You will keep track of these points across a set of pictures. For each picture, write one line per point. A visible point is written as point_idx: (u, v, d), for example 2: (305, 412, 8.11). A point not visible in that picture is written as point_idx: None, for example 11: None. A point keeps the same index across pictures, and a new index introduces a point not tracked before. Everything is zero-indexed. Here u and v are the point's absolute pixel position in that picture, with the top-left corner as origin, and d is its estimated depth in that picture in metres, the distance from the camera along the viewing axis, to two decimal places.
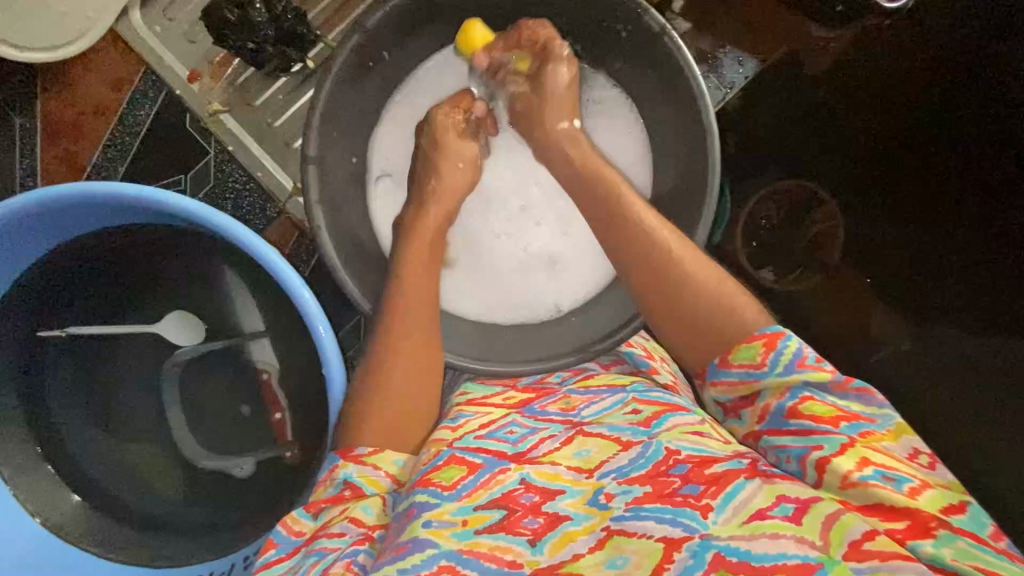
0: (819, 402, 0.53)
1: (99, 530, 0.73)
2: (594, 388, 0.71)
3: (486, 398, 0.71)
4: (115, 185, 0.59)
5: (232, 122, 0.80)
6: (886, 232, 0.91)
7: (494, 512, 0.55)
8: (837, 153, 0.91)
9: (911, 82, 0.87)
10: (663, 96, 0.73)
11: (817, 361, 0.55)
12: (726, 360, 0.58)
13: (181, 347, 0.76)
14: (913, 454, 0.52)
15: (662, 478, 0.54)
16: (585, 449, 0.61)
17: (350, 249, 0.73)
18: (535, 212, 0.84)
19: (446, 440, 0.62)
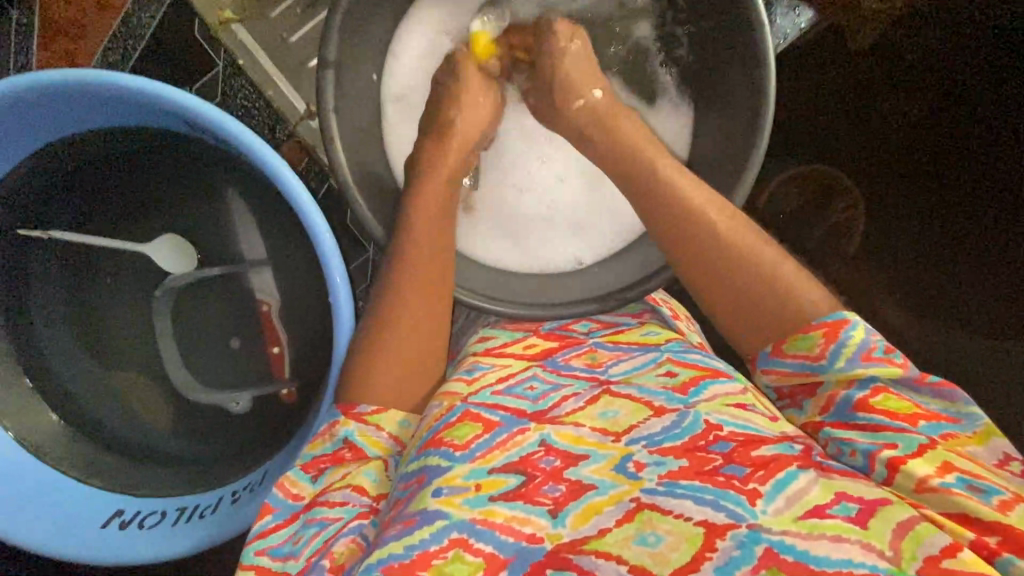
0: (893, 395, 0.45)
1: (90, 455, 0.70)
2: (625, 344, 0.65)
3: (504, 346, 0.64)
4: (123, 76, 0.54)
5: (244, 34, 0.74)
6: (916, 216, 0.92)
7: (511, 478, 0.48)
8: (875, 133, 0.91)
9: (945, 73, 0.89)
10: (728, 27, 0.63)
11: (887, 351, 0.46)
12: (778, 349, 0.49)
13: (171, 274, 0.73)
14: (1004, 461, 0.42)
15: (700, 453, 0.47)
16: (611, 410, 0.54)
17: (366, 176, 0.66)
18: (554, 163, 0.78)
19: (459, 394, 0.55)
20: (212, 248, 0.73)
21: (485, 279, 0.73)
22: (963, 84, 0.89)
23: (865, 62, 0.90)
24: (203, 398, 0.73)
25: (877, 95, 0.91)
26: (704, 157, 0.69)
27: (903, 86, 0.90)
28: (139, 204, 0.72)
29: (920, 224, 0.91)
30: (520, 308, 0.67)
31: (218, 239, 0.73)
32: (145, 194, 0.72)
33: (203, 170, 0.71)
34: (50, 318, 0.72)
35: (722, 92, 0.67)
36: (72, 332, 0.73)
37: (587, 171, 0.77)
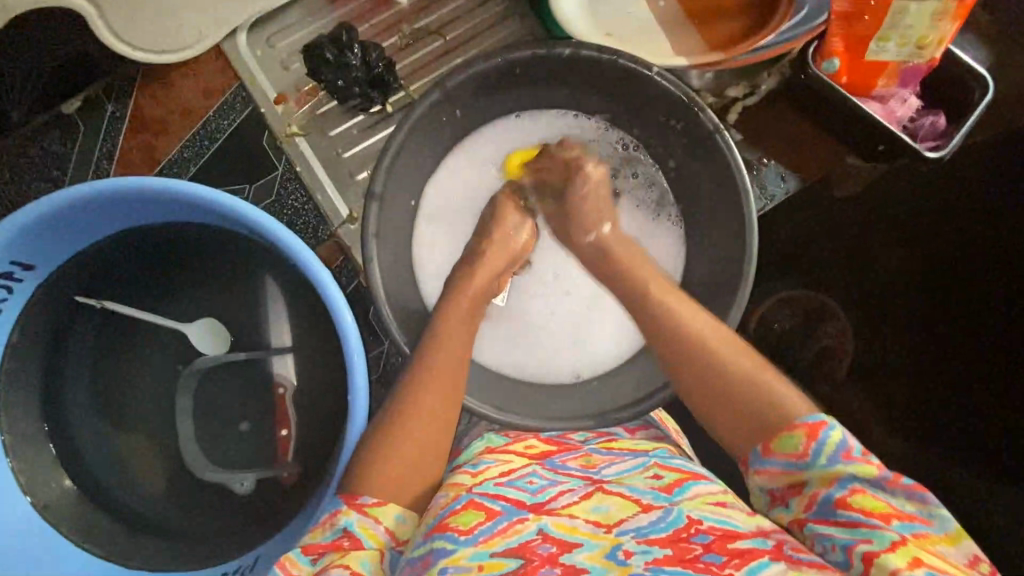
0: (870, 495, 0.50)
1: (94, 521, 0.73)
2: (618, 450, 0.69)
3: (507, 448, 0.69)
4: (204, 189, 0.65)
5: (305, 146, 0.86)
6: (901, 351, 1.00)
7: (511, 560, 0.51)
8: (863, 272, 1.00)
9: (929, 223, 0.99)
10: (722, 196, 0.73)
11: (863, 453, 0.52)
12: (767, 448, 0.55)
13: (202, 355, 0.79)
14: (972, 561, 0.48)
15: (682, 544, 0.51)
16: (604, 505, 0.58)
17: (394, 286, 0.73)
18: (565, 280, 0.86)
19: (465, 485, 0.60)
20: (243, 333, 0.80)
21: (492, 387, 0.78)
22: (949, 235, 0.99)
23: (852, 204, 0.99)
24: (211, 476, 0.77)
25: (868, 239, 1.00)
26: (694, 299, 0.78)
27: (891, 233, 0.99)
28: (182, 287, 0.80)
29: (905, 358, 1.00)
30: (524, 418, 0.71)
31: (252, 325, 0.80)
32: (190, 278, 0.79)
33: (249, 263, 0.79)
34: (84, 382, 0.78)
35: (714, 246, 0.77)
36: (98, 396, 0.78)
37: (592, 290, 0.86)
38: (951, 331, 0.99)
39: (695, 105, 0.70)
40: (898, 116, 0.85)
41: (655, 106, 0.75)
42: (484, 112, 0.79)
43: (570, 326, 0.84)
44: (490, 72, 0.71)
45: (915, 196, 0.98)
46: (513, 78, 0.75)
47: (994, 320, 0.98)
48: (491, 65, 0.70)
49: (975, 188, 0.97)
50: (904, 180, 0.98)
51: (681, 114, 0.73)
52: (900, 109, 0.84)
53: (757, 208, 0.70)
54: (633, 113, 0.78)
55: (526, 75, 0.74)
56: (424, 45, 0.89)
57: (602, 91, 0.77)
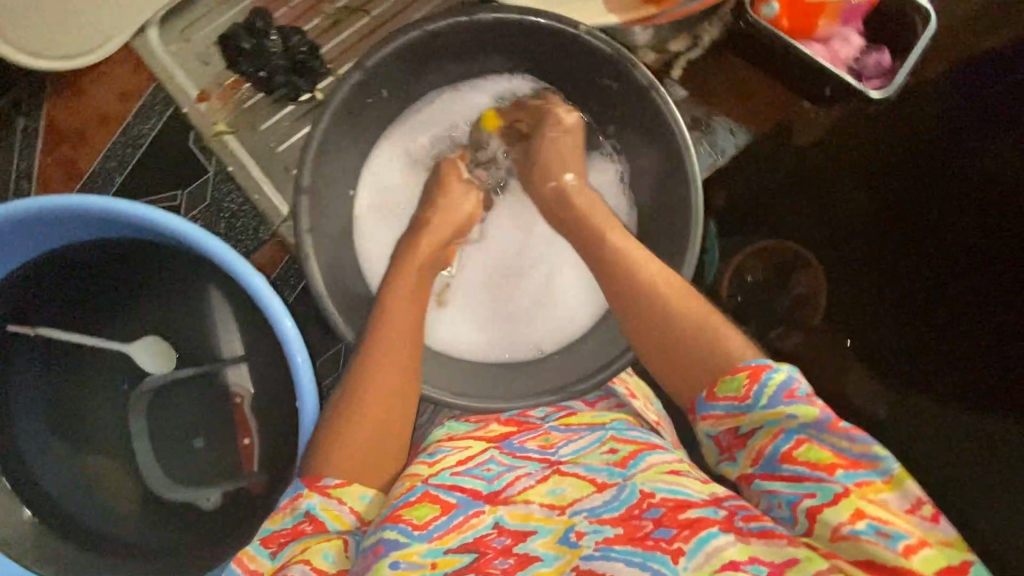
0: (815, 445, 0.50)
1: (55, 549, 0.72)
2: (576, 426, 0.68)
3: (467, 433, 0.68)
4: (115, 202, 0.62)
5: (234, 143, 0.82)
6: (865, 290, 1.00)
7: (465, 555, 0.52)
8: (826, 212, 1.00)
9: (891, 158, 0.98)
10: (664, 157, 0.71)
11: (808, 395, 0.51)
12: (711, 393, 0.55)
13: (149, 374, 0.77)
14: (915, 506, 0.47)
15: (634, 521, 0.52)
16: (560, 487, 0.58)
17: (338, 282, 0.71)
18: (525, 253, 0.82)
19: (421, 475, 0.59)
20: (190, 346, 0.77)
21: (454, 370, 0.76)
22: (912, 169, 0.97)
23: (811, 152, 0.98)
24: (173, 497, 0.76)
25: (829, 179, 0.99)
26: None
27: (852, 171, 0.99)
28: (118, 304, 0.77)
29: (870, 296, 1.00)
30: (484, 401, 0.70)
31: (198, 336, 0.77)
32: (128, 296, 0.76)
33: (186, 273, 0.76)
34: (29, 410, 0.75)
35: (661, 210, 0.74)
36: (48, 424, 0.76)
37: (553, 260, 0.82)
38: (915, 267, 0.99)
39: (628, 62, 0.68)
40: (843, 56, 0.82)
41: (587, 68, 0.72)
42: (413, 90, 0.75)
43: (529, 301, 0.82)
44: (411, 47, 0.68)
45: (884, 138, 0.97)
46: (439, 52, 0.71)
47: (962, 254, 0.97)
48: (409, 38, 0.66)
49: (936, 120, 0.96)
50: (870, 123, 0.97)
51: (613, 73, 0.70)
52: (843, 49, 0.82)
53: (697, 159, 0.69)
54: (567, 78, 0.75)
55: (450, 46, 0.71)
56: (348, 26, 0.84)
57: (532, 57, 0.74)
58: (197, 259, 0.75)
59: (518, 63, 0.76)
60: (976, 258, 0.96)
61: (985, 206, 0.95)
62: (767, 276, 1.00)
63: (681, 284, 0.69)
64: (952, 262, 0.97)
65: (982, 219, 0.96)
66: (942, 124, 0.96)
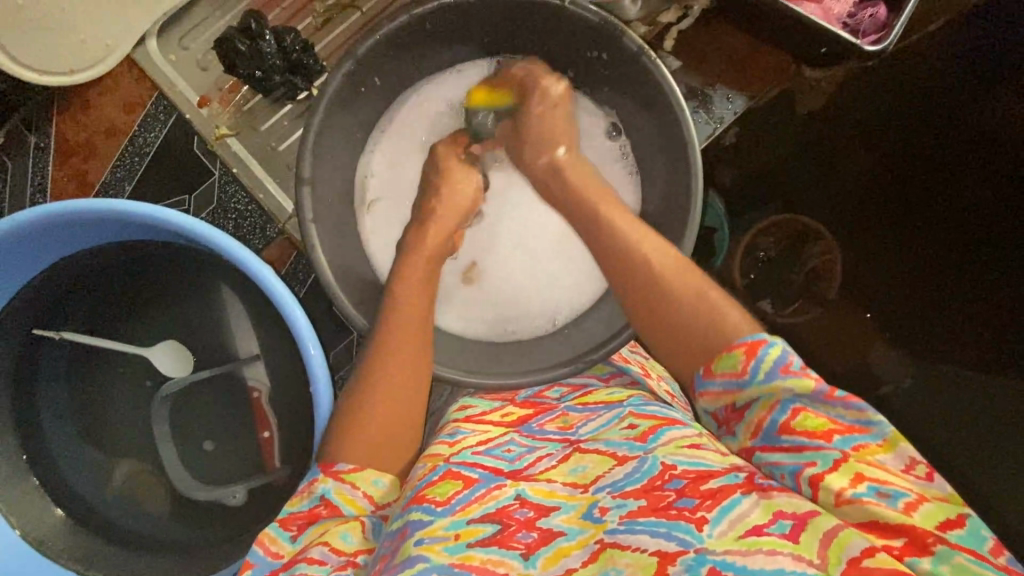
0: (811, 414, 0.50)
1: (88, 546, 0.75)
2: (593, 404, 0.69)
3: (483, 415, 0.69)
4: (122, 202, 0.64)
5: (237, 146, 0.84)
6: (883, 258, 0.99)
7: (487, 526, 0.52)
8: (834, 181, 0.99)
9: (893, 121, 0.96)
10: (660, 123, 0.71)
11: (803, 367, 0.51)
12: (709, 370, 0.55)
13: (169, 378, 0.79)
14: (909, 466, 0.48)
15: (656, 492, 0.52)
16: (581, 465, 0.59)
17: (346, 270, 0.71)
18: (527, 233, 0.82)
19: (442, 455, 0.60)
20: (207, 345, 0.79)
21: (462, 351, 0.76)
22: (917, 128, 0.96)
23: (808, 131, 0.97)
24: (204, 496, 0.77)
25: (832, 148, 0.98)
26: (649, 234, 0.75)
27: (855, 138, 0.97)
28: (137, 308, 0.79)
29: (888, 264, 0.99)
30: (497, 377, 0.70)
31: (213, 336, 0.79)
32: (145, 300, 0.79)
33: (200, 273, 0.78)
34: (57, 415, 0.78)
35: (662, 179, 0.74)
36: (76, 427, 0.78)
37: (556, 236, 0.82)
38: (933, 227, 0.97)
39: (617, 28, 0.67)
40: (836, 12, 0.81)
41: (576, 40, 0.72)
42: (405, 77, 0.76)
43: (540, 280, 0.81)
44: (400, 34, 0.69)
45: (876, 112, 0.96)
46: (429, 39, 0.73)
47: (980, 208, 0.95)
48: (397, 23, 0.67)
49: (938, 76, 0.93)
50: (861, 96, 0.95)
51: (602, 45, 0.70)
52: (836, 6, 0.81)
53: (694, 123, 0.68)
54: (558, 55, 0.75)
55: (439, 30, 0.72)
56: (340, 22, 0.85)
57: (522, 35, 0.74)
58: (206, 259, 0.77)
59: (508, 42, 0.76)
60: (984, 224, 0.95)
61: (994, 157, 0.94)
62: (779, 252, 1.00)
63: (685, 248, 0.68)
64: (968, 218, 0.96)
65: (995, 169, 0.94)
66: (943, 79, 0.93)
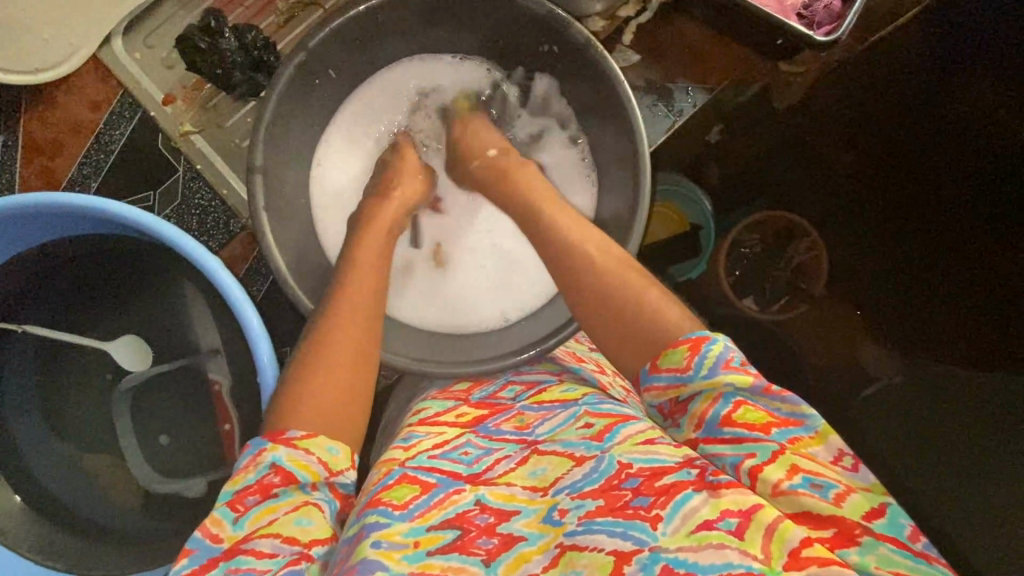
0: (751, 407, 0.52)
1: (49, 535, 0.75)
2: (548, 404, 0.68)
3: (438, 417, 0.69)
4: (74, 197, 0.66)
5: (202, 142, 0.85)
6: (862, 253, 1.00)
7: (447, 533, 0.53)
8: (814, 176, 1.00)
9: (875, 115, 0.97)
10: (611, 115, 0.71)
11: (743, 364, 0.53)
12: (654, 365, 0.55)
13: (130, 372, 0.80)
14: (838, 457, 0.49)
15: (614, 492, 0.52)
16: (540, 467, 0.59)
17: (300, 262, 0.72)
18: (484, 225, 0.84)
19: (398, 459, 0.61)
20: (169, 339, 0.80)
21: (417, 340, 0.77)
22: (898, 122, 0.96)
23: (792, 117, 0.99)
24: (160, 489, 0.78)
25: (812, 143, 0.99)
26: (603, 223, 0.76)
27: (836, 132, 0.99)
28: (99, 301, 0.80)
29: (869, 260, 1.00)
30: (447, 365, 0.71)
31: (174, 330, 0.80)
32: (105, 295, 0.80)
33: (160, 266, 0.79)
34: (22, 408, 0.79)
35: (615, 167, 0.74)
36: (39, 420, 0.79)
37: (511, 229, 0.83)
38: (914, 223, 0.98)
39: (564, 20, 0.68)
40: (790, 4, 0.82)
41: (527, 33, 0.73)
42: (361, 72, 0.77)
43: (490, 271, 0.83)
44: (352, 28, 0.70)
45: (855, 102, 0.97)
46: (382, 33, 0.73)
47: (962, 203, 0.96)
48: (347, 17, 0.68)
49: (920, 68, 0.93)
50: (838, 86, 0.96)
51: (552, 37, 0.71)
52: None
53: (641, 113, 0.69)
54: (511, 48, 0.76)
55: (391, 24, 0.72)
56: (303, 20, 0.87)
57: (475, 28, 0.75)
58: (166, 253, 0.78)
59: (462, 36, 0.77)
60: (975, 209, 0.96)
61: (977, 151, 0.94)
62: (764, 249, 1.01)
63: (633, 238, 0.68)
64: (950, 212, 0.97)
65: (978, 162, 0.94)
66: (926, 72, 0.93)
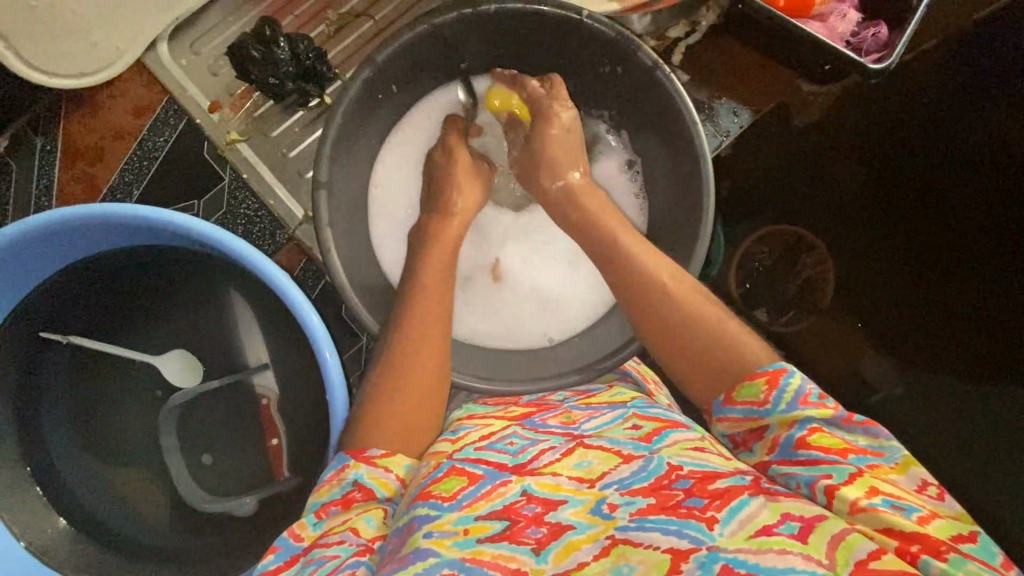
0: (826, 433, 0.51)
1: (92, 557, 0.73)
2: (596, 404, 0.68)
3: (486, 413, 0.68)
4: (134, 208, 0.64)
5: (247, 151, 0.84)
6: (879, 269, 1.01)
7: (496, 522, 0.50)
8: (835, 193, 1.01)
9: (891, 135, 0.98)
10: (673, 136, 0.72)
11: (820, 397, 0.53)
12: (729, 398, 0.55)
13: (178, 390, 0.77)
14: (922, 486, 0.48)
15: (664, 491, 0.50)
16: (586, 460, 0.56)
17: (359, 277, 0.71)
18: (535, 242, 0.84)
19: (446, 451, 0.58)
20: (215, 353, 0.78)
21: (473, 357, 0.76)
22: (914, 143, 0.98)
23: (814, 136, 0.99)
24: (211, 508, 0.75)
25: (830, 161, 1.00)
26: (658, 242, 0.77)
27: (851, 150, 0.99)
28: (144, 313, 0.78)
29: (887, 275, 1.01)
30: (508, 385, 0.71)
31: (222, 343, 0.78)
32: (151, 308, 0.78)
33: (209, 278, 0.77)
34: (60, 422, 0.77)
35: (672, 190, 0.75)
36: (78, 434, 0.77)
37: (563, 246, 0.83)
38: (931, 241, 0.99)
39: (632, 43, 0.69)
40: (840, 31, 0.83)
41: (591, 52, 0.73)
42: (419, 85, 0.77)
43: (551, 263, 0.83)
44: (418, 42, 0.69)
45: (881, 123, 0.98)
46: (445, 48, 0.73)
47: (979, 224, 0.97)
48: (417, 32, 0.68)
49: (934, 93, 0.96)
50: (856, 108, 0.98)
51: (616, 58, 0.72)
52: (840, 25, 0.83)
53: (706, 135, 0.69)
54: (572, 66, 0.77)
55: (455, 39, 0.72)
56: (352, 31, 0.86)
57: (537, 47, 0.75)
58: (217, 266, 0.77)
59: (522, 53, 0.77)
60: (980, 237, 0.98)
61: (994, 174, 0.96)
62: (774, 261, 1.01)
63: (696, 260, 0.69)
64: (967, 232, 0.98)
65: (995, 183, 0.96)
66: (941, 96, 0.96)
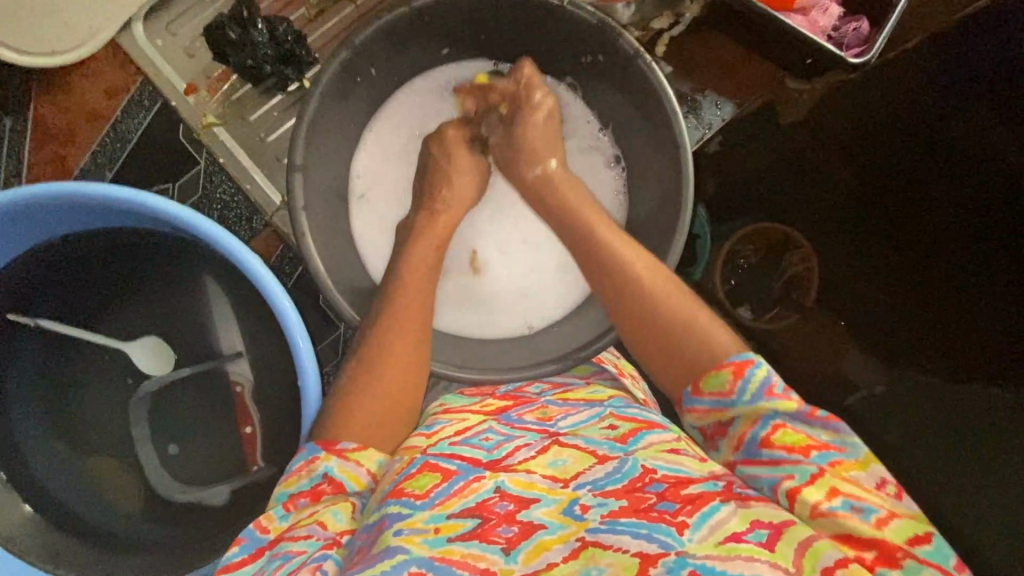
0: (790, 429, 0.50)
1: (59, 545, 0.72)
2: (573, 400, 0.68)
3: (463, 406, 0.67)
4: (108, 187, 0.63)
5: (225, 135, 0.82)
6: (860, 270, 1.01)
7: (467, 521, 0.49)
8: (816, 193, 1.01)
9: (870, 137, 0.99)
10: (653, 125, 0.71)
11: (785, 390, 0.51)
12: (696, 389, 0.54)
13: (149, 377, 0.76)
14: (881, 484, 0.47)
15: (637, 493, 0.50)
16: (560, 458, 0.56)
17: (335, 264, 0.70)
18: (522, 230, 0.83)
19: (420, 447, 0.58)
20: (187, 340, 0.77)
21: (451, 345, 0.76)
22: (892, 145, 0.99)
23: (798, 132, 0.99)
24: (183, 499, 0.75)
25: (810, 163, 1.00)
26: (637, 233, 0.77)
27: (831, 153, 1.00)
28: (114, 299, 0.76)
29: (868, 277, 1.01)
30: (485, 371, 0.70)
31: (195, 330, 0.77)
32: (122, 293, 0.76)
33: (182, 262, 0.76)
34: (27, 407, 0.75)
35: (652, 182, 0.75)
36: (45, 420, 0.76)
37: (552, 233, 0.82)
38: (911, 243, 1.00)
39: (613, 30, 0.68)
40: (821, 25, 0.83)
41: (572, 39, 0.72)
42: (399, 71, 0.76)
43: (536, 252, 0.82)
44: (397, 26, 0.68)
45: (864, 123, 0.99)
46: (426, 33, 0.72)
47: (955, 225, 0.99)
48: (396, 15, 0.67)
49: (912, 96, 0.97)
50: (835, 111, 0.99)
51: (598, 45, 0.71)
52: (821, 19, 0.83)
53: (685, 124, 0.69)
54: (554, 54, 0.76)
55: (436, 23, 0.71)
56: (333, 15, 0.84)
57: (518, 34, 0.75)
58: (191, 251, 0.75)
59: (503, 39, 0.76)
60: (957, 237, 0.99)
61: (970, 175, 0.98)
62: (759, 261, 1.01)
63: (673, 250, 0.69)
64: (945, 234, 0.99)
65: (971, 184, 0.98)
66: (918, 99, 0.97)
